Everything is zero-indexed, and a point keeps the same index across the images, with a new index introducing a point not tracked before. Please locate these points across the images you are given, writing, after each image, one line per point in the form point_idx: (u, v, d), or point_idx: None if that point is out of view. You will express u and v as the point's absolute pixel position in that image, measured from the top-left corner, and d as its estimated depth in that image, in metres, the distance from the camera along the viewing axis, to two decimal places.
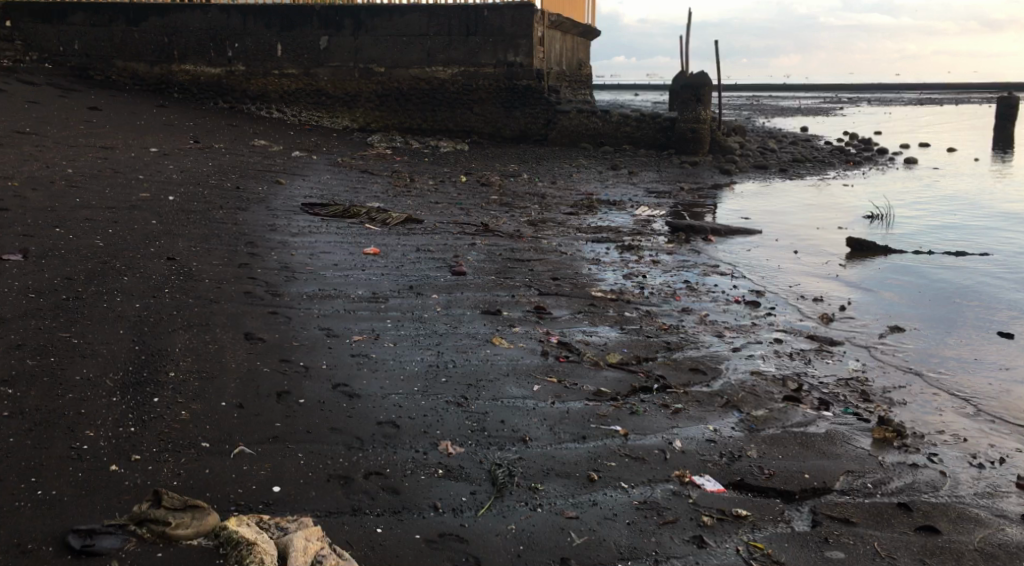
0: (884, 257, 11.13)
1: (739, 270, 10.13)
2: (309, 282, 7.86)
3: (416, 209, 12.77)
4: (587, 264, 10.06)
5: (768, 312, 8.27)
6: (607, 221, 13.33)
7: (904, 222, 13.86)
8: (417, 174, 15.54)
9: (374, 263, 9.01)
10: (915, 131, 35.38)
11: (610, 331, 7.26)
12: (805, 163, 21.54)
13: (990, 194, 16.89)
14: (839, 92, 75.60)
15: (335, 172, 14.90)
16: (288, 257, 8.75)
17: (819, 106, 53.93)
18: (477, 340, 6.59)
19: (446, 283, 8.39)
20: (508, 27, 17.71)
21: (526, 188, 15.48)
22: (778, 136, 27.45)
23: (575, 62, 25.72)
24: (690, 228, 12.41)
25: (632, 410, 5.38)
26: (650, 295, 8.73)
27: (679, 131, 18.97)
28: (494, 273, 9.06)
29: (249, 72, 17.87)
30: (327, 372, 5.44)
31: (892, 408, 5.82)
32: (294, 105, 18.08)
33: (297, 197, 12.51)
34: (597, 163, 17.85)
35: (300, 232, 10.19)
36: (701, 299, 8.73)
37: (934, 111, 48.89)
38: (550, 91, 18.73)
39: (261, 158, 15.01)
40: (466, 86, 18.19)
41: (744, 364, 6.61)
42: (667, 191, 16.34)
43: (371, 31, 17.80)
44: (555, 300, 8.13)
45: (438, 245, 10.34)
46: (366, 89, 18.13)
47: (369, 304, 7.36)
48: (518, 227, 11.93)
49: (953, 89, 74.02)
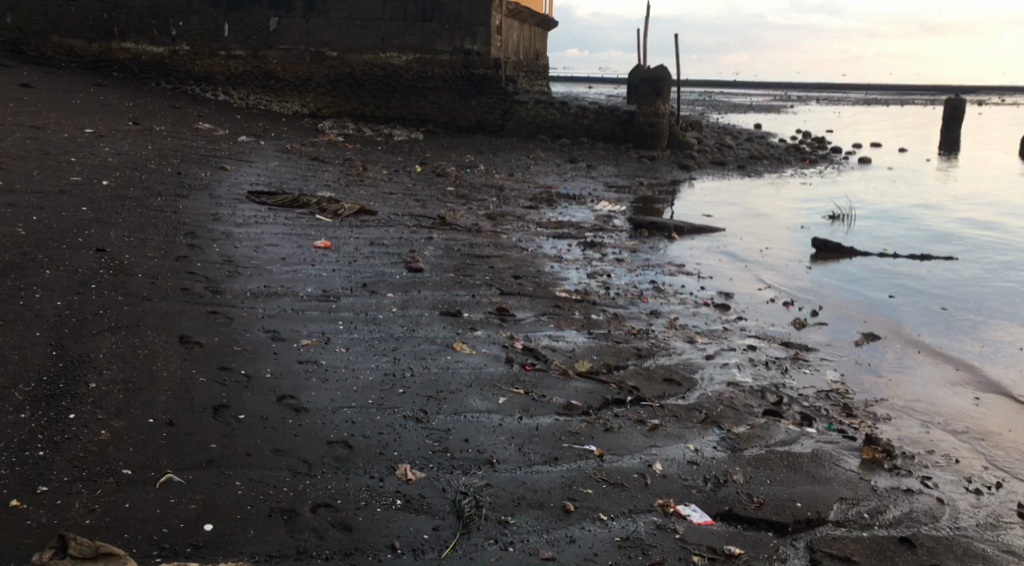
0: (851, 259, 10.86)
1: (706, 271, 9.76)
2: (254, 278, 7.31)
3: (369, 200, 12.25)
4: (548, 262, 9.65)
5: (738, 317, 7.89)
6: (566, 216, 12.93)
7: (867, 223, 13.62)
8: (369, 163, 14.97)
9: (325, 258, 8.48)
10: (867, 131, 35.55)
11: (577, 336, 6.83)
12: (762, 160, 21.38)
13: (949, 196, 16.78)
14: (790, 90, 76.30)
15: (283, 159, 14.26)
16: (233, 250, 8.19)
17: (771, 103, 54.25)
18: (436, 346, 6.11)
19: (402, 281, 7.91)
20: (465, 13, 17.21)
21: (483, 180, 15.00)
22: (734, 132, 27.29)
23: (532, 52, 25.31)
24: (653, 225, 12.04)
25: (606, 426, 4.95)
26: (616, 296, 8.32)
27: (638, 125, 18.62)
28: (451, 271, 8.60)
29: (194, 52, 17.15)
30: (271, 383, 4.94)
31: (878, 423, 5.42)
32: (241, 88, 17.37)
33: (243, 185, 11.90)
34: (555, 155, 17.42)
35: (245, 222, 9.61)
36: (669, 300, 8.34)
37: (884, 111, 49.41)
38: (508, 81, 18.26)
39: (205, 142, 14.33)
40: (421, 73, 17.60)
41: (719, 374, 6.20)
42: (627, 185, 15.99)
43: (323, 13, 17.18)
44: (517, 301, 7.70)
45: (392, 240, 9.83)
46: (317, 73, 17.47)
47: (320, 304, 6.84)
48: (476, 221, 11.48)
49: (900, 90, 75.15)
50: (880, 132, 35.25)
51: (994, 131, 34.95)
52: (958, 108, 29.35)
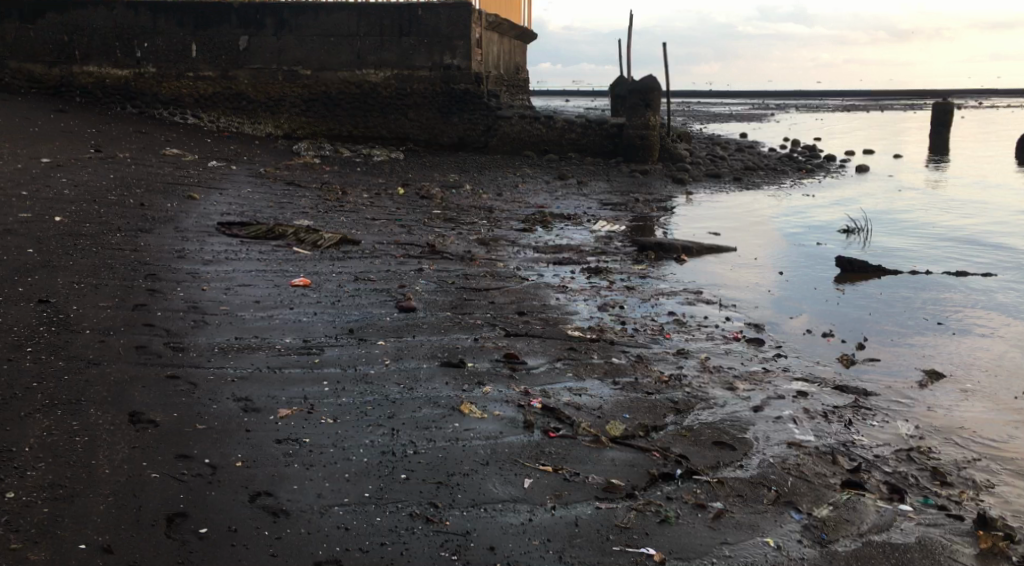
0: (879, 278, 9.97)
1: (726, 298, 8.85)
2: (225, 328, 6.33)
3: (351, 228, 11.28)
4: (553, 294, 8.73)
5: (776, 354, 6.96)
6: (564, 238, 12.01)
7: (883, 235, 12.78)
8: (348, 186, 13.99)
9: (304, 300, 7.52)
10: (851, 137, 34.88)
11: (602, 387, 5.87)
12: (757, 171, 20.55)
13: (957, 204, 15.98)
14: (766, 98, 75.94)
15: (257, 184, 13.26)
16: (201, 294, 7.22)
17: (750, 112, 53.61)
18: (440, 411, 5.12)
19: (394, 324, 7.00)
20: (444, 27, 16.31)
21: (471, 201, 14.06)
22: (721, 143, 26.47)
23: (513, 65, 24.40)
24: (660, 246, 11.11)
25: (662, 515, 4.08)
26: (635, 333, 7.39)
27: (627, 138, 17.66)
28: (447, 310, 7.66)
29: (160, 74, 16.19)
30: (241, 475, 4.10)
31: (980, 494, 4.55)
32: (211, 110, 16.38)
33: (213, 215, 10.91)
34: (543, 172, 16.50)
35: (214, 260, 8.63)
36: (695, 336, 7.40)
37: (863, 118, 48.90)
38: (490, 96, 17.31)
39: (172, 168, 13.33)
40: (400, 90, 16.64)
41: (775, 433, 5.25)
42: (622, 202, 15.10)
43: (295, 30, 16.22)
44: (527, 344, 6.78)
45: (377, 275, 8.88)
46: (291, 93, 16.48)
47: (301, 359, 5.87)
48: (469, 249, 10.56)
49: (875, 96, 74.99)
50: (866, 138, 34.53)
51: (980, 136, 34.33)
52: (945, 112, 28.61)
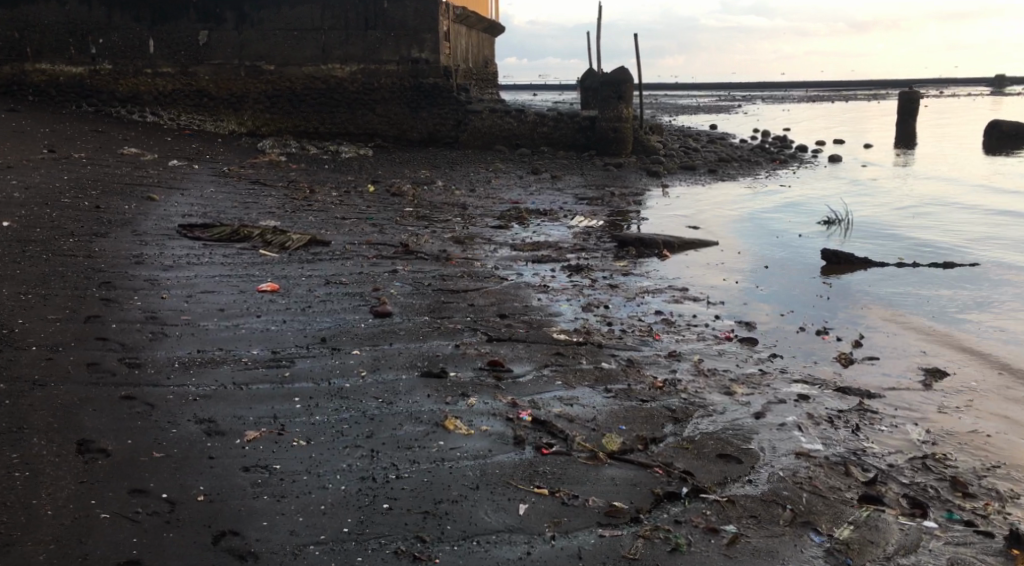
0: (867, 271, 9.69)
1: (712, 295, 8.55)
2: (188, 341, 5.92)
3: (320, 228, 10.83)
4: (534, 294, 8.38)
5: (771, 354, 6.63)
6: (541, 235, 11.66)
7: (865, 227, 12.54)
8: (316, 185, 13.53)
9: (272, 307, 7.12)
10: (819, 128, 34.84)
11: (593, 396, 5.51)
12: (732, 163, 20.29)
13: (933, 193, 15.81)
14: (734, 90, 76.04)
15: (220, 184, 12.77)
16: (163, 304, 6.80)
17: (718, 104, 53.54)
18: (423, 428, 4.75)
19: (369, 332, 6.62)
20: (411, 20, 15.88)
21: (443, 198, 13.66)
22: (692, 135, 26.26)
23: (482, 59, 24.00)
24: (640, 242, 10.78)
25: (673, 544, 3.85)
26: (623, 334, 7.05)
27: (600, 131, 17.31)
28: (424, 315, 7.28)
29: (117, 71, 15.62)
30: (203, 511, 3.82)
31: (1006, 507, 4.25)
32: (172, 108, 15.82)
33: (174, 218, 10.44)
34: (516, 167, 16.12)
35: (175, 266, 8.20)
36: (685, 336, 7.07)
37: (831, 108, 48.96)
38: (460, 90, 16.87)
39: (131, 168, 12.80)
40: (367, 85, 16.16)
41: (781, 442, 4.90)
42: (598, 197, 14.76)
43: (257, 24, 15.71)
44: (511, 349, 6.42)
45: (349, 278, 8.48)
46: (254, 89, 15.96)
47: (269, 374, 5.46)
48: (444, 248, 10.18)
49: (840, 87, 75.35)
50: (834, 129, 34.47)
51: (946, 125, 34.41)
52: (912, 101, 28.56)
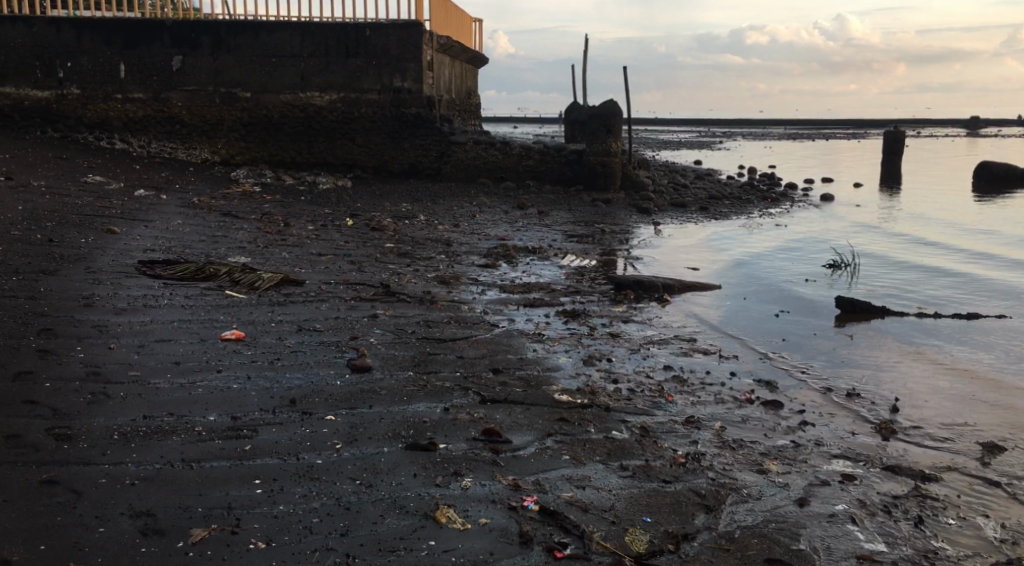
0: (885, 320, 8.98)
1: (722, 346, 7.84)
2: (132, 408, 5.12)
3: (293, 265, 10.03)
4: (528, 345, 7.61)
5: (801, 420, 5.84)
6: (532, 275, 10.91)
7: (872, 271, 11.86)
8: (292, 217, 12.72)
9: (235, 361, 6.31)
10: (801, 165, 34.45)
11: (607, 475, 4.70)
12: (722, 200, 19.66)
13: (934, 238, 15.19)
14: (713, 126, 76.05)
15: (188, 216, 11.94)
16: (110, 360, 6.00)
17: (698, 140, 53.20)
18: (412, 524, 4.00)
19: (345, 391, 5.81)
20: (394, 48, 15.17)
21: (425, 233, 12.89)
22: (677, 170, 25.69)
23: (465, 89, 23.36)
24: (638, 284, 10.06)
25: None
26: (632, 395, 6.28)
27: (588, 165, 16.60)
28: (408, 370, 6.48)
29: (85, 97, 14.82)
30: None
31: None
32: (142, 135, 15.02)
33: (134, 253, 9.62)
34: (501, 201, 15.36)
35: (129, 311, 7.42)
36: (700, 397, 6.29)
37: (811, 146, 48.69)
38: (443, 121, 16.13)
39: (94, 198, 11.95)
40: (346, 114, 15.40)
41: (836, 540, 4.20)
42: (588, 234, 14.05)
43: (233, 50, 14.93)
44: (509, 414, 5.63)
45: (324, 323, 7.67)
46: (229, 116, 15.16)
47: (226, 449, 4.63)
48: (428, 290, 9.41)
49: (817, 125, 75.59)
50: (816, 167, 34.09)
51: (928, 165, 34.07)
52: (897, 141, 28.12)
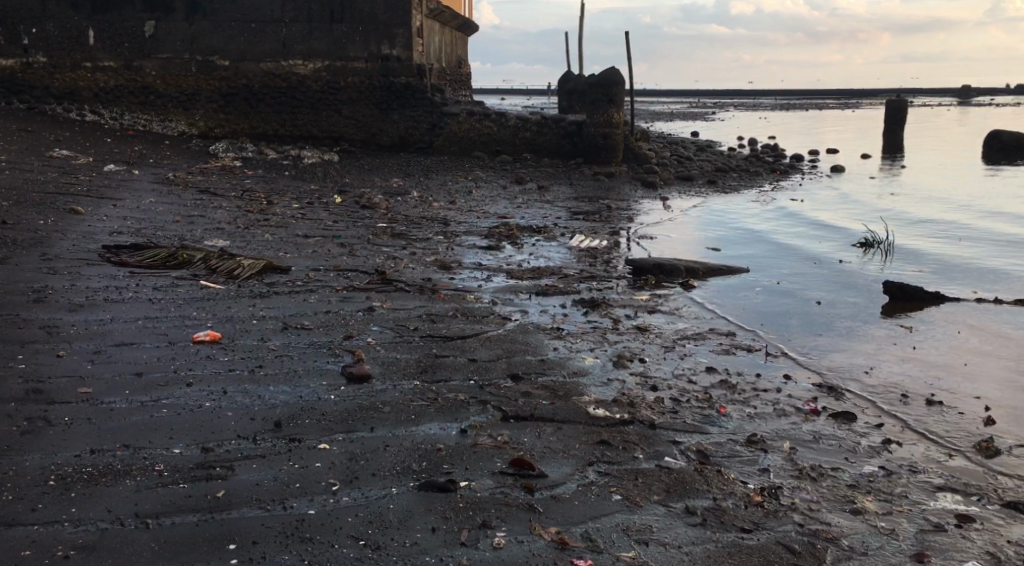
0: (938, 308, 8.08)
1: (767, 342, 6.90)
2: (78, 440, 4.18)
3: (277, 249, 9.03)
4: (548, 343, 6.67)
5: (886, 438, 4.90)
6: (541, 257, 9.95)
7: (907, 250, 10.95)
8: (274, 194, 11.69)
9: (208, 370, 5.34)
10: (799, 136, 33.48)
11: (672, 525, 3.82)
12: (730, 173, 18.71)
13: (959, 211, 14.28)
14: (702, 98, 74.95)
15: (162, 193, 10.89)
16: (57, 373, 5.02)
17: (690, 111, 52.03)
18: None
19: (342, 410, 4.87)
20: (381, 13, 14.08)
21: (420, 211, 11.89)
22: (676, 142, 24.67)
23: (456, 58, 22.24)
24: (659, 268, 9.13)
25: None
26: (679, 407, 5.35)
27: (589, 137, 15.52)
28: (413, 379, 5.52)
29: (53, 65, 13.68)
30: None
31: None
32: (114, 107, 13.89)
33: (100, 237, 8.59)
34: (498, 175, 14.35)
35: (87, 308, 6.43)
36: (757, 408, 5.36)
37: (804, 116, 47.62)
38: (434, 91, 15.05)
39: (59, 174, 10.89)
40: (332, 83, 14.30)
41: None
42: (594, 211, 13.08)
43: (210, 15, 13.82)
44: (540, 438, 4.68)
45: (314, 320, 6.69)
46: (206, 86, 14.05)
47: (193, 495, 3.77)
48: (427, 278, 8.43)
49: (807, 96, 74.56)
50: (816, 137, 33.07)
51: (930, 135, 33.13)
52: (901, 110, 27.12)
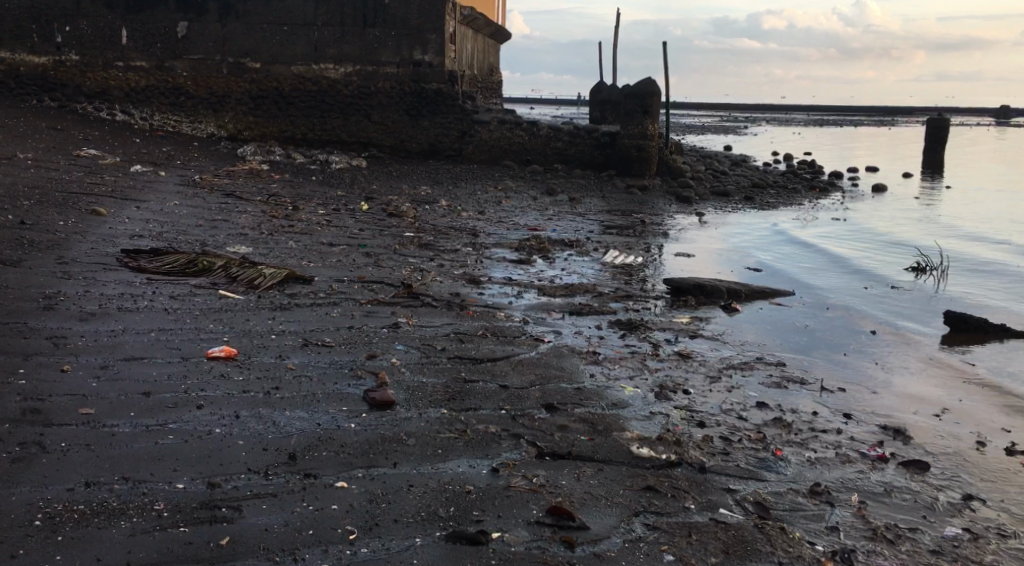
0: (1000, 341, 7.58)
1: (820, 375, 6.43)
2: (72, 470, 3.81)
3: (300, 258, 8.64)
4: (584, 369, 6.22)
5: (963, 494, 4.47)
6: (574, 273, 9.50)
7: (959, 277, 10.42)
8: (301, 200, 11.32)
9: (221, 391, 4.93)
10: (832, 152, 32.78)
11: None
12: (767, 189, 18.19)
13: (1007, 235, 13.71)
14: (732, 111, 74.25)
15: (186, 196, 10.55)
16: (59, 392, 4.63)
17: (721, 124, 51.42)
18: None
19: (363, 440, 4.45)
20: (414, 18, 13.71)
21: (449, 221, 11.49)
22: (709, 155, 24.14)
23: (488, 65, 21.85)
24: (701, 288, 8.65)
25: None
26: (732, 447, 4.89)
27: (621, 148, 14.99)
28: (440, 407, 5.08)
29: (84, 63, 13.42)
30: None
31: None
32: (144, 107, 13.60)
33: (119, 240, 8.23)
34: (530, 186, 13.93)
35: (98, 317, 6.06)
36: (816, 453, 4.91)
37: (837, 132, 46.87)
38: (466, 98, 14.65)
39: (83, 173, 10.57)
40: (362, 89, 13.95)
41: None
42: (628, 225, 12.63)
43: (242, 17, 13.51)
44: (581, 480, 4.25)
45: (336, 336, 6.28)
46: (236, 88, 13.73)
47: (193, 542, 3.47)
48: (456, 293, 8.02)
49: (838, 112, 73.75)
50: (851, 154, 32.37)
51: (967, 155, 32.39)
52: (939, 128, 26.44)
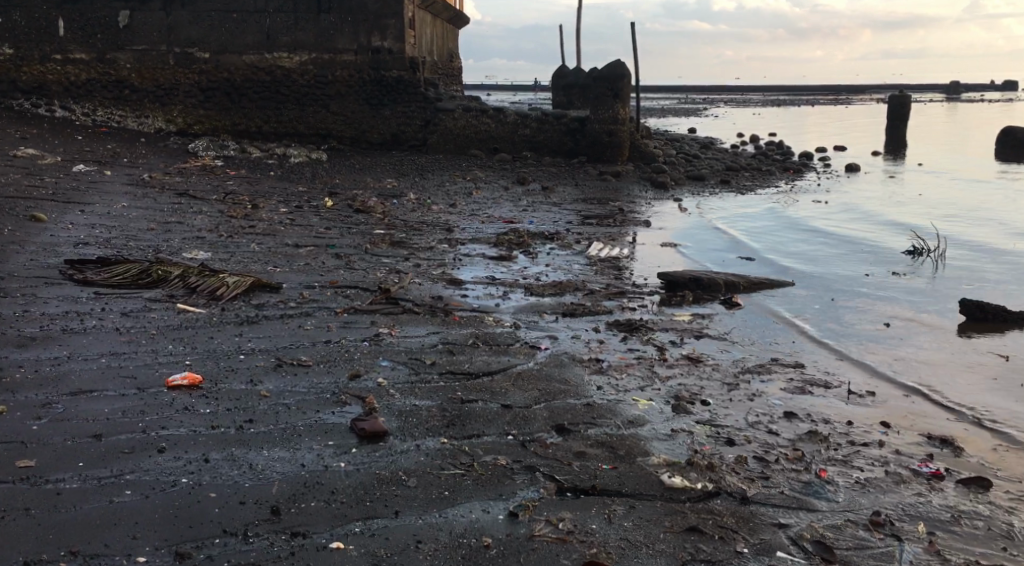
0: (1019, 331, 7.13)
1: (846, 377, 5.89)
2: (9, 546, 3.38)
3: (263, 263, 7.94)
4: (590, 380, 5.62)
5: None
6: (558, 270, 8.90)
7: (956, 259, 9.99)
8: (260, 197, 10.60)
9: (183, 428, 4.27)
10: (795, 133, 32.42)
11: None
12: (741, 172, 17.70)
13: (993, 214, 13.35)
14: (689, 93, 73.85)
15: (135, 197, 9.78)
16: None
17: (679, 106, 50.93)
18: None
19: (354, 485, 3.85)
20: (371, 2, 12.98)
21: (418, 216, 10.83)
22: (675, 138, 23.65)
23: (448, 51, 21.09)
24: (697, 282, 8.09)
25: None
26: (773, 466, 4.33)
27: (593, 134, 14.35)
28: (437, 436, 4.45)
29: (20, 57, 12.55)
30: None
31: None
32: (87, 102, 12.75)
33: (62, 249, 7.49)
34: (500, 175, 13.30)
35: (39, 342, 5.37)
36: (866, 469, 4.38)
37: (795, 111, 46.64)
38: (429, 86, 13.94)
39: (22, 174, 9.77)
40: (320, 78, 13.21)
41: None
42: (606, 214, 12.05)
43: (188, 4, 12.70)
44: (614, 525, 3.70)
45: (311, 353, 5.63)
46: (184, 80, 12.92)
47: None
48: (436, 297, 7.37)
49: (794, 92, 73.71)
50: (815, 133, 32.01)
51: (928, 131, 32.21)
52: (903, 105, 26.15)
